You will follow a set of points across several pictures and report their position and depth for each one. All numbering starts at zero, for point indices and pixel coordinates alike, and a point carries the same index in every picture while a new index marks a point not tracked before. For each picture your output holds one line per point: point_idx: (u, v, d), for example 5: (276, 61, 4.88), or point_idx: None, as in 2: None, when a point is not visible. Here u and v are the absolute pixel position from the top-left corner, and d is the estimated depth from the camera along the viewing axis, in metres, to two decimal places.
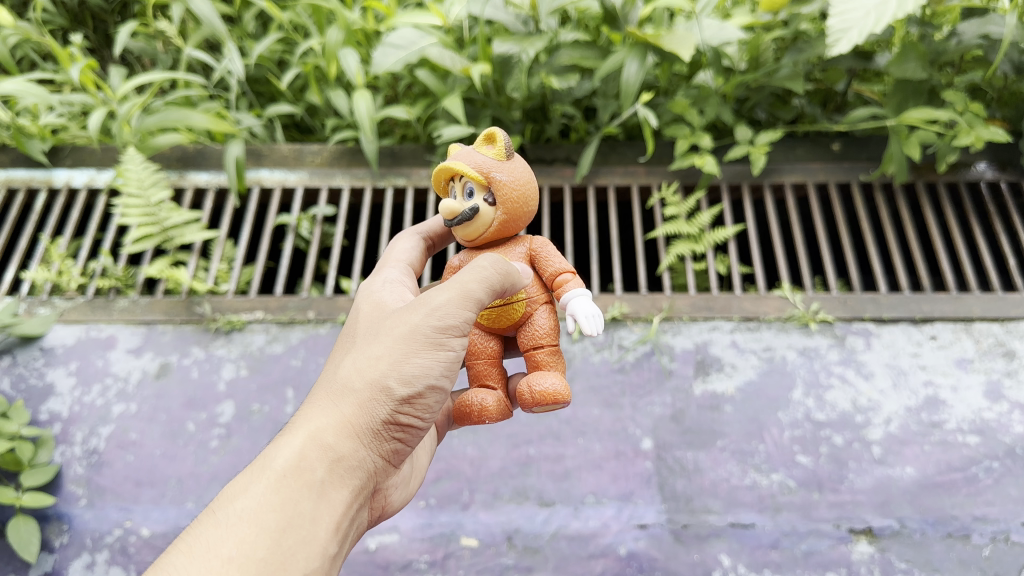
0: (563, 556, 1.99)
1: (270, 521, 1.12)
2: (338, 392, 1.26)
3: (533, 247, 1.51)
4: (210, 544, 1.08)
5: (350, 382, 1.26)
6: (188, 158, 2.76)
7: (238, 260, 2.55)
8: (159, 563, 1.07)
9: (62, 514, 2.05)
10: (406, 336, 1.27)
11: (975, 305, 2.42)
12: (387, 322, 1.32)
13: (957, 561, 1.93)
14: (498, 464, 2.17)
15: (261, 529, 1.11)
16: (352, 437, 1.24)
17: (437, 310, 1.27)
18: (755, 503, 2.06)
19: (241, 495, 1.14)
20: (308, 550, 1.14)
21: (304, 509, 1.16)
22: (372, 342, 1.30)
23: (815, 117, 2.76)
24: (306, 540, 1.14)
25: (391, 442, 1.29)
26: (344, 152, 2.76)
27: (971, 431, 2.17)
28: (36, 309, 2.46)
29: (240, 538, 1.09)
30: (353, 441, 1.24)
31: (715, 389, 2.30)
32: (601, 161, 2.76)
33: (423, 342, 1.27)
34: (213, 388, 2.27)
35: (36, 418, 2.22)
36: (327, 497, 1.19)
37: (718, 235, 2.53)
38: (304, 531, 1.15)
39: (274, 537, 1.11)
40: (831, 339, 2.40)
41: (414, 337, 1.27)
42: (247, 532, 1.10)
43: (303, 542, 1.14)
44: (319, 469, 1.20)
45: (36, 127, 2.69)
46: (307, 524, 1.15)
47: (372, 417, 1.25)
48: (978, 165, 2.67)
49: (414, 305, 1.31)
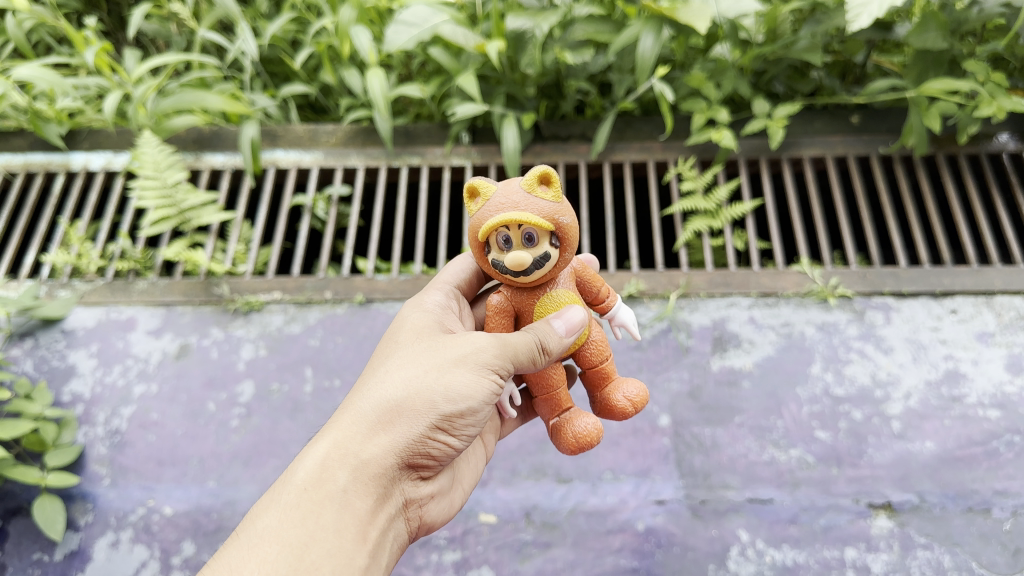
0: (581, 532, 2.01)
1: (291, 536, 1.19)
2: (368, 406, 1.35)
3: (582, 275, 1.59)
4: (230, 565, 1.16)
5: (387, 398, 1.35)
6: (204, 140, 2.75)
7: (255, 241, 2.54)
8: None
9: (86, 494, 2.09)
10: (454, 359, 1.38)
11: (996, 279, 2.39)
12: (441, 341, 1.44)
13: (977, 536, 1.93)
14: (515, 441, 2.19)
15: (281, 548, 1.18)
16: (378, 449, 1.32)
17: (472, 356, 1.38)
18: (774, 478, 2.06)
19: (272, 507, 1.24)
20: (330, 562, 1.20)
21: (325, 521, 1.23)
22: (405, 367, 1.40)
23: (834, 89, 2.70)
24: (329, 552, 1.21)
25: (421, 459, 1.39)
26: (359, 130, 2.73)
27: (992, 405, 2.15)
28: (57, 292, 2.47)
29: (261, 558, 1.16)
30: (380, 453, 1.32)
31: (733, 364, 2.29)
32: (617, 137, 2.73)
33: (471, 366, 1.37)
34: (232, 368, 2.29)
35: (58, 399, 2.25)
36: (350, 506, 1.26)
37: (737, 210, 2.51)
38: (327, 544, 1.21)
39: (294, 554, 1.18)
40: (850, 314, 2.38)
41: (465, 358, 1.38)
42: (270, 553, 1.17)
43: (325, 555, 1.20)
44: (342, 477, 1.27)
45: (53, 111, 2.69)
46: (324, 538, 1.21)
47: (406, 432, 1.33)
48: (1000, 136, 2.62)
49: (461, 338, 1.42)
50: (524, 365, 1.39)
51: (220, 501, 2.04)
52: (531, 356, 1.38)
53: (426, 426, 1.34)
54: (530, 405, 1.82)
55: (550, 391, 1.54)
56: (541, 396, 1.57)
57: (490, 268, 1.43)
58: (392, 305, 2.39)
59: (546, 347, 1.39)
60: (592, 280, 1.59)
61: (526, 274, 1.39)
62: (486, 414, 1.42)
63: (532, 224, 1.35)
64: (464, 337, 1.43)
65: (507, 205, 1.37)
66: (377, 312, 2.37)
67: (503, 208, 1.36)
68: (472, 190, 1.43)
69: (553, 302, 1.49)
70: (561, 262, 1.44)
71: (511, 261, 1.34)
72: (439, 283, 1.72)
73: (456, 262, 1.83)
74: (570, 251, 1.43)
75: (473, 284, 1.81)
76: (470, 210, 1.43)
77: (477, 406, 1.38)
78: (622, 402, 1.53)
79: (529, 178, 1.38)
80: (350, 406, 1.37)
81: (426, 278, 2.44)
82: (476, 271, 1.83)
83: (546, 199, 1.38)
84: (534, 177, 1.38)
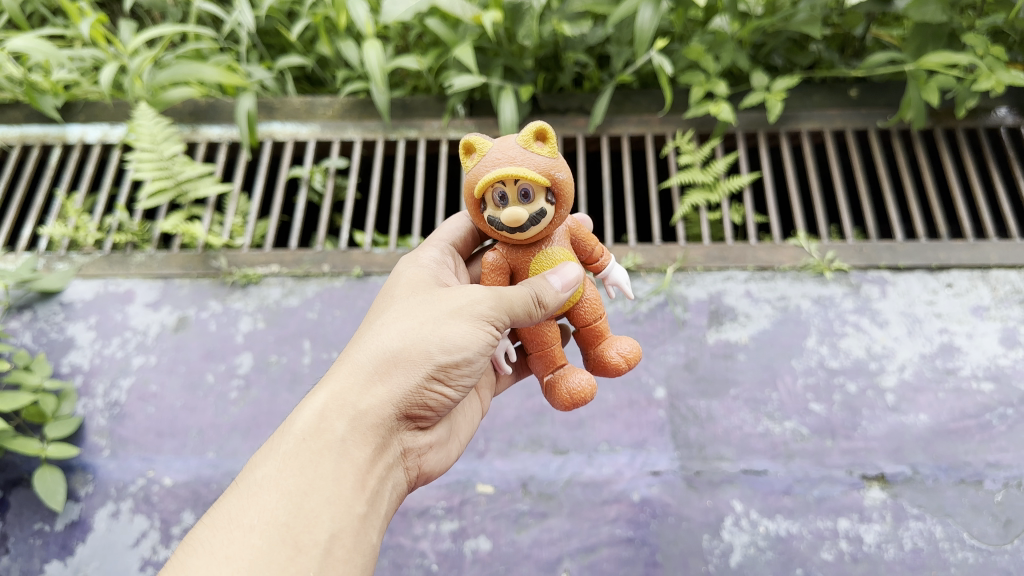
0: (577, 502, 2.04)
1: (290, 484, 1.20)
2: (366, 357, 1.36)
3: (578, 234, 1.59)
4: (231, 512, 1.17)
5: (384, 349, 1.36)
6: (200, 113, 2.73)
7: (252, 214, 2.53)
8: (188, 539, 1.16)
9: (86, 465, 2.11)
10: (449, 311, 1.39)
11: (992, 253, 2.40)
12: (436, 295, 1.45)
13: (969, 507, 1.96)
14: (513, 413, 2.21)
15: (281, 496, 1.19)
16: (376, 399, 1.33)
17: (469, 307, 1.39)
18: (768, 450, 2.08)
19: (271, 456, 1.25)
20: (330, 509, 1.20)
21: (324, 469, 1.23)
22: (401, 319, 1.41)
23: (832, 63, 2.69)
24: (329, 500, 1.21)
25: (418, 409, 1.40)
26: (356, 103, 2.71)
27: (986, 378, 2.17)
28: (55, 264, 2.46)
29: (262, 505, 1.17)
30: (378, 403, 1.33)
31: (729, 338, 2.30)
32: (615, 110, 2.72)
33: (466, 319, 1.39)
34: (231, 340, 2.29)
35: (58, 370, 2.26)
36: (349, 455, 1.27)
37: (735, 184, 2.51)
38: (327, 491, 1.22)
39: (294, 501, 1.18)
40: (846, 287, 2.39)
41: (460, 311, 1.39)
42: (270, 500, 1.18)
43: (325, 502, 1.21)
44: (340, 426, 1.28)
45: (49, 82, 2.65)
46: (325, 486, 1.22)
47: (403, 382, 1.34)
48: (998, 110, 2.61)
49: (458, 291, 1.43)
50: (519, 318, 1.40)
51: (220, 472, 2.07)
52: (527, 308, 1.40)
53: (423, 376, 1.35)
54: (525, 361, 1.84)
55: (545, 345, 1.56)
56: (535, 352, 1.58)
57: (487, 224, 1.44)
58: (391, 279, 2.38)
59: (542, 300, 1.40)
60: (586, 239, 1.60)
61: (522, 230, 1.40)
62: (483, 366, 1.43)
63: (529, 180, 1.35)
64: (460, 290, 1.44)
65: (503, 159, 1.36)
66: (375, 285, 2.38)
67: (499, 163, 1.36)
68: (468, 145, 1.41)
69: (549, 260, 1.50)
70: (557, 218, 1.45)
71: (507, 218, 1.35)
72: (432, 240, 1.72)
73: (452, 221, 1.83)
74: (566, 207, 1.44)
75: (467, 243, 1.82)
76: (466, 166, 1.43)
77: (473, 357, 1.39)
78: (615, 357, 1.55)
79: (525, 133, 1.38)
80: (348, 357, 1.38)
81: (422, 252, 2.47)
82: (471, 229, 1.84)
83: (542, 154, 1.38)
84: (530, 133, 1.38)
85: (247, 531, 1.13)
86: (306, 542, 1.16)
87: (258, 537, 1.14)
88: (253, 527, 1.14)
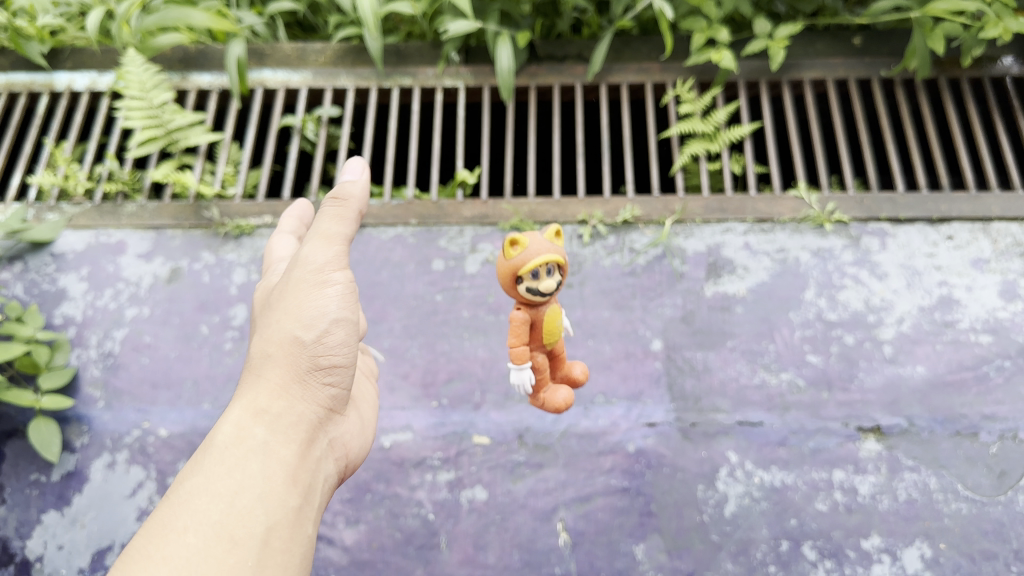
0: (573, 453, 2.07)
1: (217, 487, 1.14)
2: (259, 361, 1.33)
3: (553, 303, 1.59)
4: (159, 521, 1.09)
5: (275, 341, 1.32)
6: (190, 59, 2.65)
7: (243, 163, 2.48)
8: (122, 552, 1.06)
9: (81, 416, 2.12)
10: (295, 280, 1.35)
11: (994, 205, 2.36)
12: (275, 288, 1.40)
13: (964, 459, 2.01)
14: (509, 365, 2.18)
15: (205, 495, 1.12)
16: (279, 399, 1.29)
17: (302, 267, 1.36)
18: (763, 402, 2.11)
19: (189, 472, 1.17)
20: (262, 504, 1.16)
21: (249, 469, 1.18)
22: (273, 313, 1.37)
23: (837, 10, 2.62)
24: (260, 497, 1.16)
25: (324, 392, 1.36)
26: (349, 49, 2.63)
27: (984, 330, 2.17)
28: (45, 215, 2.40)
29: (193, 510, 1.10)
30: (287, 404, 1.29)
31: (727, 291, 2.28)
32: (614, 58, 2.65)
33: (311, 282, 1.35)
34: (224, 292, 2.27)
35: (50, 322, 2.24)
36: (272, 454, 1.22)
37: (735, 133, 2.46)
38: (256, 488, 1.17)
39: (224, 502, 1.13)
40: (845, 240, 2.35)
41: (314, 276, 1.36)
42: (199, 506, 1.11)
43: (256, 499, 1.15)
44: (258, 431, 1.23)
45: (35, 28, 2.59)
46: (253, 483, 1.17)
47: (293, 365, 1.31)
48: (1004, 59, 2.56)
49: (298, 254, 1.38)
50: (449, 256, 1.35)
51: (216, 424, 2.09)
52: (315, 258, 1.36)
53: (307, 360, 1.33)
54: None
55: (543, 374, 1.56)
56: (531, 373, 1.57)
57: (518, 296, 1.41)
58: (384, 232, 2.42)
59: (338, 255, 1.38)
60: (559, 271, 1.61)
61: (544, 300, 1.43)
62: (354, 337, 1.40)
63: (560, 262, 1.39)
64: (287, 269, 1.39)
65: (546, 249, 1.37)
66: (371, 238, 2.40)
67: (543, 250, 1.36)
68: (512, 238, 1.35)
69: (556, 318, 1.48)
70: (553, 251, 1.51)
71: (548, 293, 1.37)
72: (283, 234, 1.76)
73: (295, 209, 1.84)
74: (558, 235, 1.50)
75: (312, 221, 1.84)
76: (507, 255, 1.36)
77: (339, 315, 1.37)
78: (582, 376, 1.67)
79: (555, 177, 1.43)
80: (247, 368, 1.34)
81: (418, 205, 2.45)
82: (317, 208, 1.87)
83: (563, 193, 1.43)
84: None
85: (179, 540, 1.07)
86: (242, 536, 1.11)
87: (194, 543, 1.07)
88: (185, 530, 1.08)
